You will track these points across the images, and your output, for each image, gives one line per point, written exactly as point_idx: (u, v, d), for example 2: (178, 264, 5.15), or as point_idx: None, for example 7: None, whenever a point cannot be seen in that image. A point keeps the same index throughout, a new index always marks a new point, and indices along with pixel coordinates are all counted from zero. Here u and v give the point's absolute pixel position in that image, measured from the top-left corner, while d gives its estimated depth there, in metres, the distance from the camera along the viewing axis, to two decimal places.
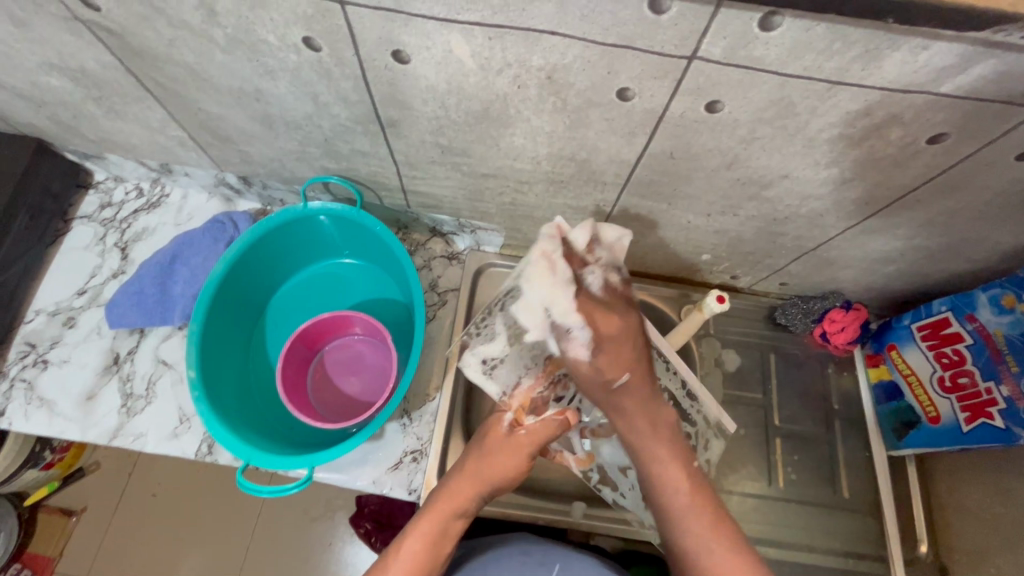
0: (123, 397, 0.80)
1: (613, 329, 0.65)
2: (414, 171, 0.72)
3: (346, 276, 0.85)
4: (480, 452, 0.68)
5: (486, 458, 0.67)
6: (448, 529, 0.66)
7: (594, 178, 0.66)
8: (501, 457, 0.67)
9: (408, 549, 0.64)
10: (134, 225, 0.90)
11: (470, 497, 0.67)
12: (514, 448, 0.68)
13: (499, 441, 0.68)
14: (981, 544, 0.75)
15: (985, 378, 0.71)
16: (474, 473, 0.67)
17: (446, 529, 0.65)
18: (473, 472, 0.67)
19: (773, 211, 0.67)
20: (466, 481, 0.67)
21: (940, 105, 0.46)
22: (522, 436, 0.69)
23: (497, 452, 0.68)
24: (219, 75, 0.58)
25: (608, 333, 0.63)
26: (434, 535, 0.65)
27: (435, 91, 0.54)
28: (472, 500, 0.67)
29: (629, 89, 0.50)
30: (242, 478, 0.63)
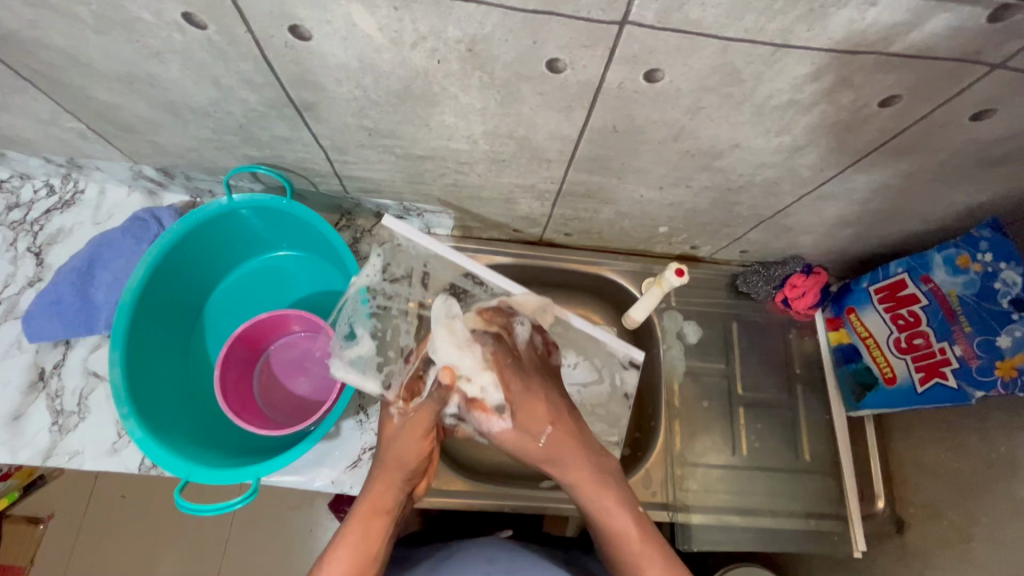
0: (54, 414, 0.75)
1: (511, 380, 0.64)
2: (345, 155, 0.66)
3: (288, 269, 0.80)
4: (383, 448, 0.63)
5: (391, 449, 0.63)
6: (370, 531, 0.58)
7: (537, 155, 0.61)
8: (402, 445, 0.62)
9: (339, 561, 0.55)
10: (48, 226, 0.82)
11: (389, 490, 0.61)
12: (410, 431, 0.63)
13: (392, 432, 0.64)
14: (934, 498, 0.77)
15: (940, 339, 0.71)
16: (382, 472, 0.61)
17: (369, 526, 0.58)
18: (382, 468, 0.62)
19: (727, 181, 0.64)
20: (377, 479, 0.61)
21: (893, 66, 0.43)
22: (411, 418, 0.64)
23: (395, 441, 0.63)
24: (101, 59, 0.51)
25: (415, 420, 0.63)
26: (357, 536, 0.57)
27: (347, 69, 0.48)
28: (391, 493, 0.61)
29: (560, 60, 0.45)
30: (181, 498, 0.59)
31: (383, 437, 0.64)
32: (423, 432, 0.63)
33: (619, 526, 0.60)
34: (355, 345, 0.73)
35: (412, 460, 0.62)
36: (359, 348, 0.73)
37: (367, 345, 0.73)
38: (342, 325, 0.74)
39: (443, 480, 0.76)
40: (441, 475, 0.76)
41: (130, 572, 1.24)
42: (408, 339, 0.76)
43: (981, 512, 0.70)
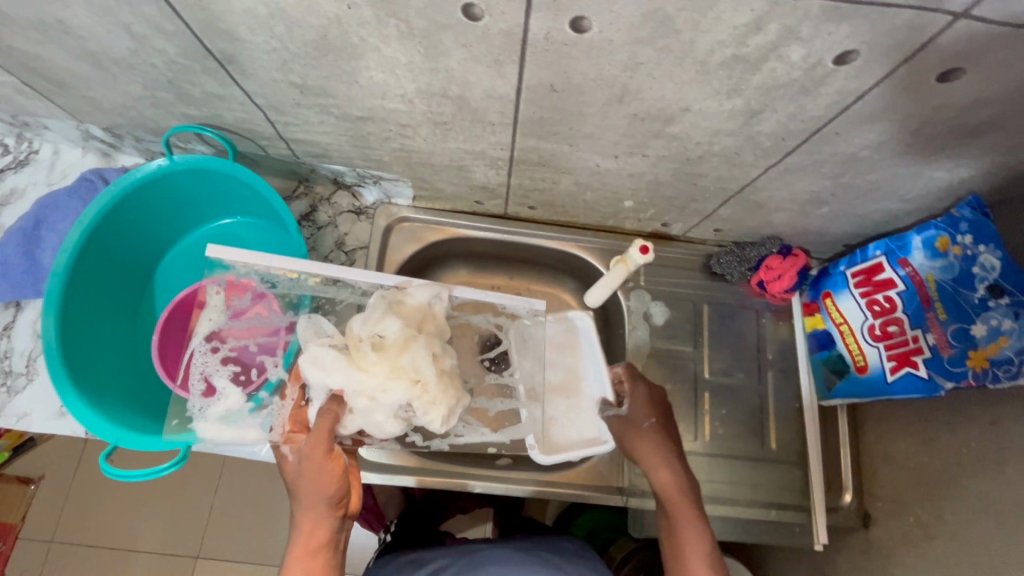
0: (1, 376, 0.75)
1: (404, 370, 0.59)
2: (283, 116, 0.63)
3: (241, 236, 0.78)
4: (293, 486, 0.58)
5: (302, 488, 0.57)
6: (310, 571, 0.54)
7: (479, 118, 0.58)
8: (308, 480, 0.57)
9: None
10: (1, 186, 0.81)
11: (317, 527, 0.56)
12: (312, 465, 0.57)
13: (293, 468, 0.58)
14: (902, 492, 0.73)
15: (913, 327, 0.67)
16: (302, 511, 0.56)
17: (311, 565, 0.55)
18: (300, 507, 0.56)
19: (684, 150, 0.60)
20: (299, 516, 0.56)
21: (842, 14, 0.38)
22: (308, 449, 0.58)
23: (301, 478, 0.57)
24: (6, 3, 0.48)
25: (312, 451, 0.57)
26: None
27: (256, 16, 0.45)
28: (319, 527, 0.56)
29: (475, 5, 0.41)
30: (105, 464, 0.58)
31: (292, 476, 0.59)
32: (325, 458, 0.57)
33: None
34: (219, 399, 0.64)
35: (325, 491, 0.56)
36: (223, 405, 0.64)
37: (233, 396, 0.64)
38: (196, 378, 0.65)
39: (425, 461, 0.75)
40: (421, 458, 0.75)
41: (111, 533, 1.27)
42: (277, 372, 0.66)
43: (947, 509, 0.66)
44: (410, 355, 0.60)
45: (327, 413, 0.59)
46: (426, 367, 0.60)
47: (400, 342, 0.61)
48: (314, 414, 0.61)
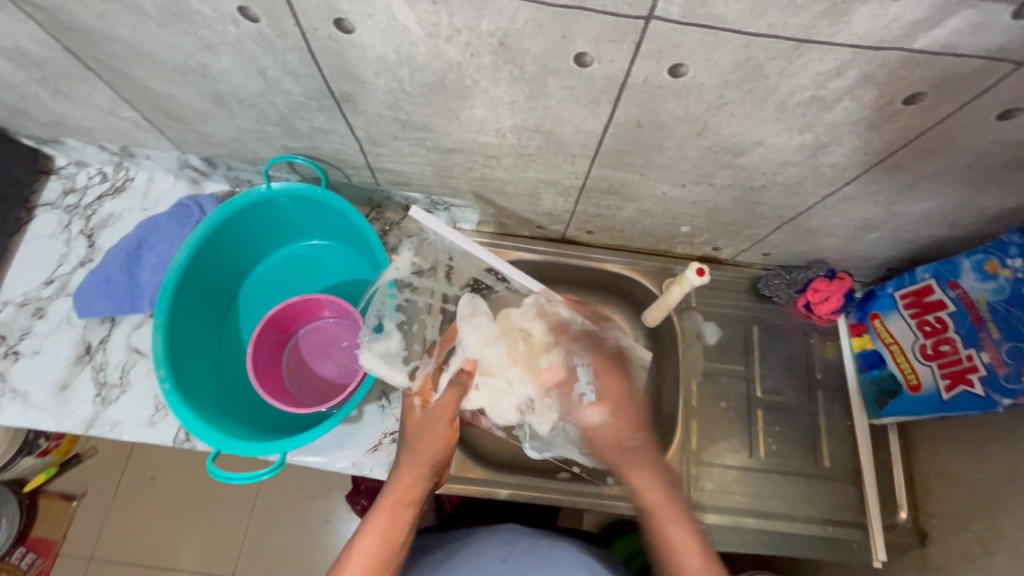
0: (98, 386, 0.79)
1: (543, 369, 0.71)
2: (378, 148, 0.69)
3: (322, 258, 0.84)
4: (408, 438, 0.63)
5: (415, 441, 0.62)
6: (396, 520, 0.58)
7: (563, 150, 0.63)
8: (429, 433, 0.62)
9: (361, 549, 0.56)
10: (99, 211, 0.88)
11: (416, 482, 0.60)
12: (435, 423, 0.63)
13: (419, 420, 0.64)
14: (959, 509, 0.75)
15: (967, 346, 0.70)
16: (410, 461, 0.61)
17: (401, 515, 0.58)
18: (410, 458, 0.61)
19: (749, 179, 0.65)
20: (405, 467, 0.61)
21: (916, 63, 0.43)
22: (438, 407, 0.64)
23: (423, 429, 0.63)
24: (160, 51, 0.55)
25: (443, 405, 0.64)
26: (389, 526, 0.58)
27: (385, 62, 0.51)
28: (417, 482, 0.60)
29: (587, 54, 0.47)
30: (213, 466, 0.64)
31: (410, 426, 0.64)
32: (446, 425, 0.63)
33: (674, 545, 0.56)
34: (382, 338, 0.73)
35: (440, 447, 0.62)
36: (387, 346, 0.73)
37: (395, 341, 0.74)
38: (372, 315, 0.75)
39: (467, 468, 0.77)
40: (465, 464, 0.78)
41: (156, 549, 1.28)
42: (431, 332, 0.77)
43: (1004, 524, 0.68)
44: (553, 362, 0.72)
45: (460, 381, 0.67)
46: (571, 382, 0.70)
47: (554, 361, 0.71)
48: (446, 381, 0.69)
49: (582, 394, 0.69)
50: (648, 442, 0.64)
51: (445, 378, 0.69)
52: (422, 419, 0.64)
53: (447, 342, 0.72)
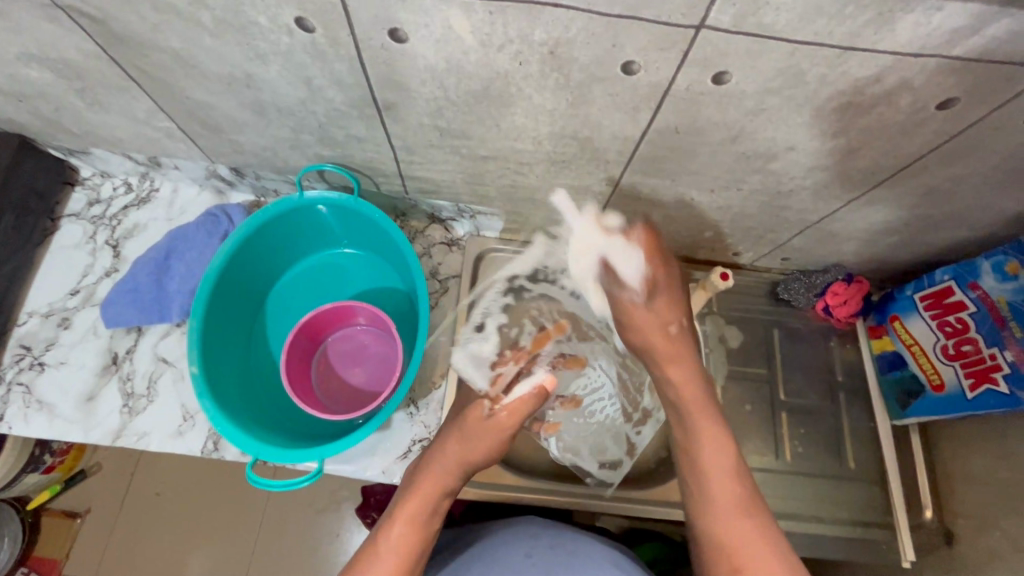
0: (124, 397, 0.79)
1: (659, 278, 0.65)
2: (412, 156, 0.70)
3: (348, 266, 0.84)
4: (460, 431, 0.66)
5: (466, 434, 0.66)
6: (430, 511, 0.63)
7: (597, 157, 0.65)
8: (481, 437, 0.65)
9: (396, 533, 0.61)
10: (124, 221, 0.88)
11: (452, 476, 0.65)
12: (491, 430, 0.66)
13: (476, 422, 0.66)
14: (986, 509, 0.76)
15: (990, 345, 0.71)
16: (453, 458, 0.65)
17: (433, 509, 0.64)
18: (454, 449, 0.66)
19: (778, 184, 0.66)
20: (445, 463, 0.65)
21: (952, 69, 0.45)
22: (502, 416, 0.67)
23: (478, 433, 0.66)
24: (208, 61, 0.56)
25: (513, 406, 0.67)
26: (421, 516, 0.63)
27: (433, 71, 0.52)
28: (449, 481, 0.65)
29: (634, 62, 0.48)
30: (252, 473, 0.64)
31: (469, 423, 0.66)
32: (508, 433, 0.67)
33: (717, 481, 0.63)
34: (475, 339, 0.78)
35: (487, 451, 0.66)
36: (477, 347, 0.78)
37: (492, 343, 0.78)
38: (477, 314, 0.80)
39: (491, 475, 0.79)
40: (488, 470, 0.79)
41: (166, 566, 1.26)
42: (526, 339, 0.79)
43: None
44: (609, 254, 0.65)
45: (534, 396, 0.68)
46: (616, 266, 0.65)
47: (608, 250, 0.65)
48: (523, 391, 0.69)
49: (627, 275, 0.65)
50: (658, 325, 0.66)
51: (522, 387, 0.69)
52: (478, 422, 0.66)
53: (532, 349, 0.78)
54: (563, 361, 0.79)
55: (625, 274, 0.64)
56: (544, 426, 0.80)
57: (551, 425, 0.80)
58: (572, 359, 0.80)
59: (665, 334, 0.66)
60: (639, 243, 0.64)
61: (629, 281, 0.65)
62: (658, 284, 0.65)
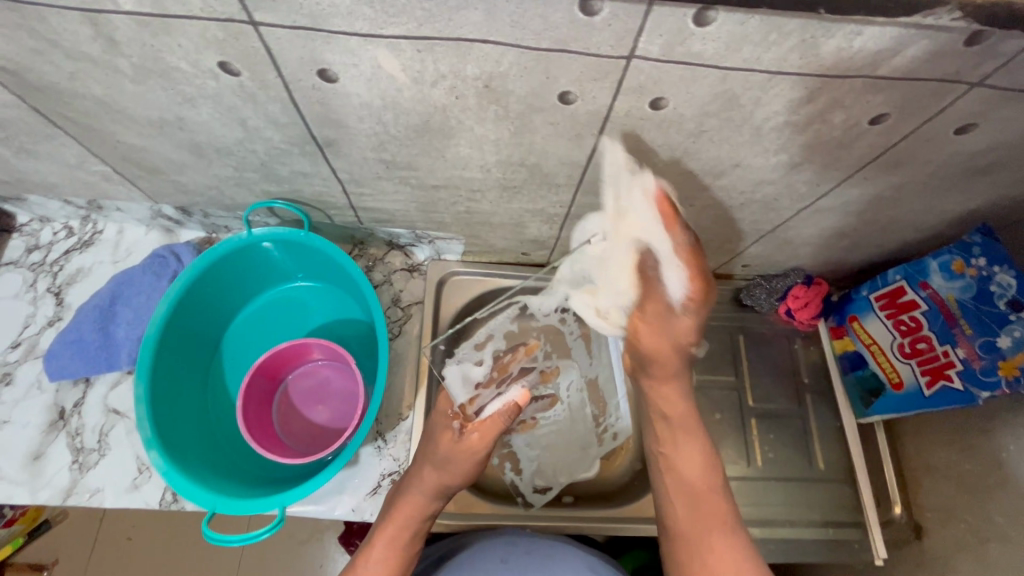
0: (74, 452, 0.75)
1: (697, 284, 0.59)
2: (361, 188, 0.68)
3: (304, 299, 0.82)
4: (432, 453, 0.66)
5: (438, 456, 0.65)
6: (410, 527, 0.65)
7: (547, 181, 0.64)
8: (455, 462, 0.65)
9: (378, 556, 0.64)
10: (67, 266, 0.84)
11: (429, 496, 0.66)
12: (466, 455, 0.66)
13: (450, 449, 0.66)
14: (950, 502, 0.77)
15: (942, 342, 0.73)
16: (432, 484, 0.65)
17: (416, 528, 0.66)
18: (428, 467, 0.66)
19: (728, 199, 0.67)
20: (424, 488, 0.65)
21: (879, 87, 0.46)
22: (473, 437, 0.66)
23: (453, 460, 0.65)
24: (134, 106, 0.54)
25: (486, 425, 0.66)
26: (402, 537, 0.65)
27: (369, 108, 0.51)
28: (430, 503, 0.66)
29: (570, 93, 0.48)
30: (208, 530, 0.62)
31: (443, 448, 0.66)
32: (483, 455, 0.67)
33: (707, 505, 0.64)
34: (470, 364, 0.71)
35: (462, 474, 0.66)
36: (471, 368, 0.71)
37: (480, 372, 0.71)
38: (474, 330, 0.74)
39: (463, 505, 0.77)
40: (460, 500, 0.78)
41: None
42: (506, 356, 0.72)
43: (996, 512, 0.71)
44: (626, 216, 0.59)
45: (506, 417, 0.66)
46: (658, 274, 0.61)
47: (631, 204, 0.57)
48: (494, 408, 0.68)
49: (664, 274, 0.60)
50: (677, 338, 0.64)
51: (494, 405, 0.68)
52: (451, 446, 0.66)
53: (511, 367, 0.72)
54: (536, 378, 0.73)
55: (672, 283, 0.60)
56: (520, 426, 0.78)
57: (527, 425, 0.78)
58: (547, 372, 0.75)
59: (679, 350, 0.64)
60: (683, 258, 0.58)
61: (671, 288, 0.61)
62: (697, 307, 0.61)
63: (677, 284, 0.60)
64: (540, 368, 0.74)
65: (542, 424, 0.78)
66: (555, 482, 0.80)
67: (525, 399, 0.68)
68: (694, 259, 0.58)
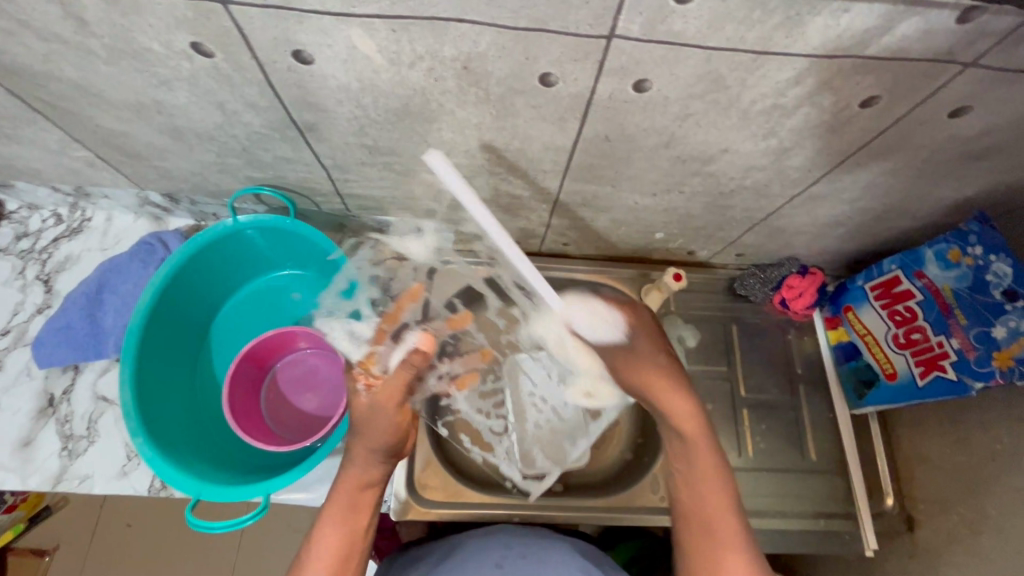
0: (63, 439, 0.75)
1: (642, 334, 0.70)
2: (345, 174, 0.67)
3: (292, 287, 0.82)
4: (356, 424, 0.63)
5: (367, 427, 0.62)
6: (359, 502, 0.62)
7: (533, 167, 0.63)
8: (372, 420, 0.62)
9: (323, 535, 0.60)
10: (56, 254, 0.84)
11: (376, 465, 0.63)
12: (380, 414, 0.63)
13: (364, 410, 0.63)
14: (944, 493, 0.77)
15: (936, 333, 0.71)
16: (361, 453, 0.62)
17: (355, 501, 0.62)
18: (360, 441, 0.62)
19: (719, 185, 0.65)
20: (357, 457, 0.62)
21: (870, 68, 0.45)
22: (376, 394, 0.63)
23: (368, 420, 0.63)
24: (109, 89, 0.53)
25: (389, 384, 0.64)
26: (343, 511, 0.61)
27: (347, 91, 0.50)
28: (370, 470, 0.62)
29: (551, 74, 0.47)
30: (191, 516, 0.63)
31: (355, 415, 0.64)
32: (397, 405, 0.64)
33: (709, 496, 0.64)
34: (361, 321, 0.76)
35: (383, 437, 0.62)
36: (355, 325, 0.76)
37: (365, 325, 0.76)
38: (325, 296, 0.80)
39: (451, 493, 0.77)
40: (448, 489, 0.77)
41: None
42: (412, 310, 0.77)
43: (989, 504, 0.70)
44: (576, 320, 0.69)
45: (409, 364, 0.67)
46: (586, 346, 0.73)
47: (575, 318, 0.68)
48: (393, 361, 0.68)
49: (589, 328, 0.69)
50: (649, 357, 0.68)
51: (396, 355, 0.68)
52: (365, 407, 0.63)
53: (397, 316, 0.76)
54: (440, 323, 0.78)
55: (597, 331, 0.69)
56: (456, 383, 0.78)
57: (463, 381, 0.78)
58: (458, 316, 0.79)
59: (655, 355, 0.69)
60: (602, 307, 0.70)
61: (601, 338, 0.69)
62: (635, 325, 0.70)
63: (611, 331, 0.69)
64: (442, 314, 0.78)
65: (533, 420, 0.79)
66: (549, 461, 0.80)
67: (428, 344, 0.69)
68: (643, 329, 0.70)
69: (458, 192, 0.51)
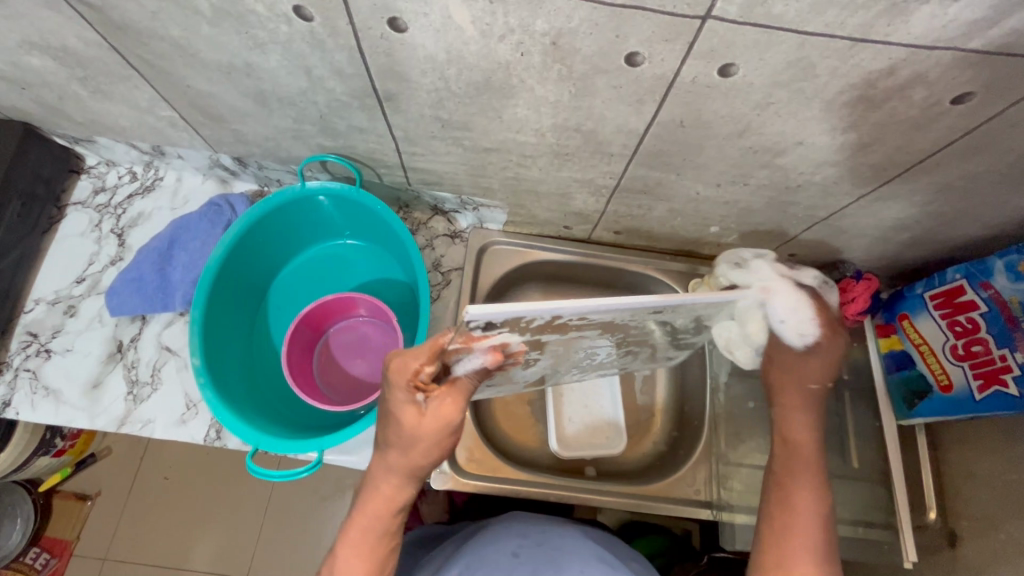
0: (129, 384, 0.80)
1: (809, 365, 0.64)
2: (414, 146, 0.69)
3: (349, 257, 0.85)
4: (397, 437, 0.54)
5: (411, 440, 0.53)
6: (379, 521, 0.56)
7: (601, 150, 0.63)
8: (426, 440, 0.53)
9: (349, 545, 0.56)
10: (129, 210, 0.88)
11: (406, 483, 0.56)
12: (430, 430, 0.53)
13: (411, 428, 0.53)
14: (992, 509, 0.74)
15: (1000, 346, 0.70)
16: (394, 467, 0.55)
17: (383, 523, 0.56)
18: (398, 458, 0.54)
19: (786, 179, 0.65)
20: (386, 470, 0.56)
21: (969, 63, 0.44)
22: (433, 405, 0.53)
23: (414, 436, 0.53)
24: (206, 49, 0.56)
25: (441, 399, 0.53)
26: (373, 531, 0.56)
27: (434, 61, 0.52)
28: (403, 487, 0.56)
29: (638, 54, 0.47)
30: (252, 463, 0.66)
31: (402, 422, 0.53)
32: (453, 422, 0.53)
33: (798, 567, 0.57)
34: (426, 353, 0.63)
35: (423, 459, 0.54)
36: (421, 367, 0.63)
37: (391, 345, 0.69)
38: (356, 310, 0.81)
39: (488, 468, 0.78)
40: (487, 464, 0.79)
41: (171, 554, 1.25)
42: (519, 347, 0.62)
43: None
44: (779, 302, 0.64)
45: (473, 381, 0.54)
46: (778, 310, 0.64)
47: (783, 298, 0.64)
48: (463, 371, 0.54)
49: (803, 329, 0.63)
50: (807, 387, 0.64)
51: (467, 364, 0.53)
52: (422, 421, 0.53)
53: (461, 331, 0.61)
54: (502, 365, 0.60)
55: (796, 329, 0.63)
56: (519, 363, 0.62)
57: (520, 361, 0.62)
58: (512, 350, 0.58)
59: (803, 392, 0.64)
60: (809, 305, 0.63)
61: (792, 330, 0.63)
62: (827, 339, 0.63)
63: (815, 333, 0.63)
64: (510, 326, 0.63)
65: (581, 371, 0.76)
66: (604, 422, 0.85)
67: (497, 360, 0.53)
68: (824, 360, 0.63)
69: (507, 311, 0.48)
